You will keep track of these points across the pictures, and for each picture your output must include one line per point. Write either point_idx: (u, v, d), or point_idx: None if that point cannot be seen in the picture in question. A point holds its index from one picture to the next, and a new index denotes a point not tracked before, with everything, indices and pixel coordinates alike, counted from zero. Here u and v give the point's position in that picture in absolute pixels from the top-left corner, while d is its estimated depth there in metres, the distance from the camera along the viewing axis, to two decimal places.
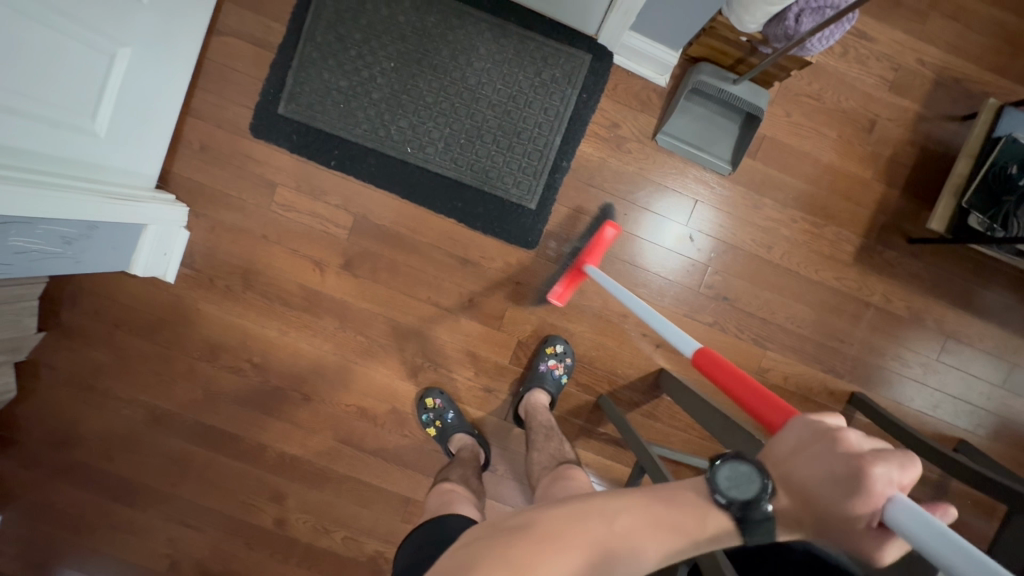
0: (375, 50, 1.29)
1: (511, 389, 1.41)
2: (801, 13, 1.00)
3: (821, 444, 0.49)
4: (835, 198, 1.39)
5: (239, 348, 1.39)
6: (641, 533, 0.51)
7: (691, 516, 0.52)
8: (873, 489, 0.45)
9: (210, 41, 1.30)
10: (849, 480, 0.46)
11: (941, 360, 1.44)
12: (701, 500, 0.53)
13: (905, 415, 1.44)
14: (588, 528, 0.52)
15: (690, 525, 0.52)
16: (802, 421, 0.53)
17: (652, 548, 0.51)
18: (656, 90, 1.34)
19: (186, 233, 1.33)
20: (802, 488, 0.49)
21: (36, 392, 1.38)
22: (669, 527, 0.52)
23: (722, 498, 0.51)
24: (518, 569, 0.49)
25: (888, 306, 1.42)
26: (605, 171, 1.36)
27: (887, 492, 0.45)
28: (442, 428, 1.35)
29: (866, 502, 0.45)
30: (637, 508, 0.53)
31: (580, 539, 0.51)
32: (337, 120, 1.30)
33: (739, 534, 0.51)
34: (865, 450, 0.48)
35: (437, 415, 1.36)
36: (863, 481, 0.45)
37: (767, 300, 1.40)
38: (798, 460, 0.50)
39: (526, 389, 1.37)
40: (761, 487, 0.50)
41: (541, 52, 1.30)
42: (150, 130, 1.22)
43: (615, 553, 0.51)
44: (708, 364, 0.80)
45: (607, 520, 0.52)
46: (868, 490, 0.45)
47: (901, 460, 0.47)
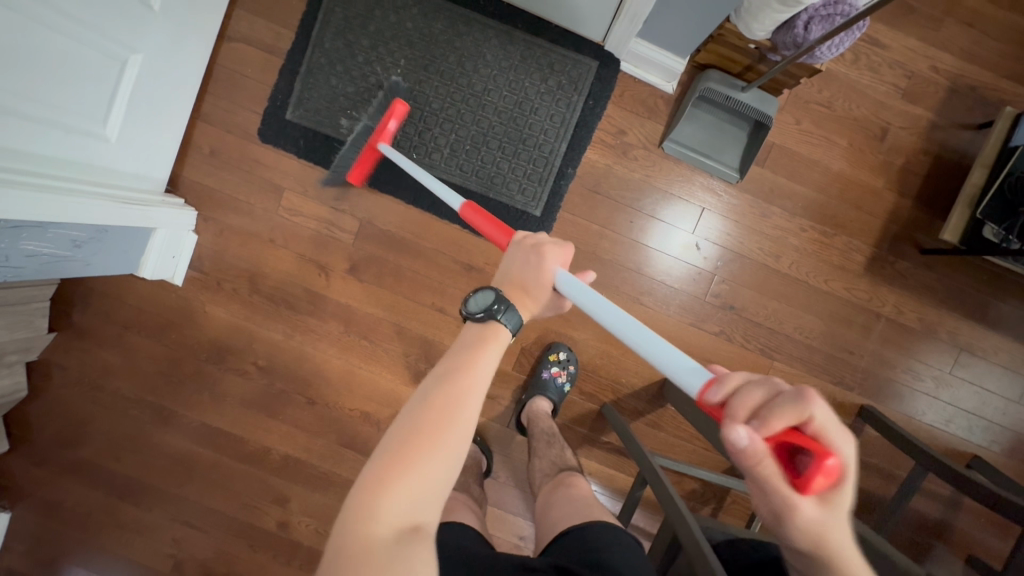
0: (382, 56, 1.30)
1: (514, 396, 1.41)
2: (810, 20, 0.99)
3: (519, 252, 0.73)
4: (846, 207, 1.36)
5: (245, 351, 1.40)
6: (469, 382, 0.59)
7: (489, 347, 0.64)
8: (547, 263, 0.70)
9: (221, 47, 1.32)
10: (535, 262, 0.71)
11: (954, 374, 1.41)
12: (476, 328, 0.66)
13: (917, 429, 1.41)
14: (435, 411, 0.56)
15: (478, 342, 0.64)
16: (512, 245, 0.75)
17: (479, 392, 0.59)
18: (663, 96, 1.33)
19: (194, 236, 1.35)
20: (523, 287, 0.69)
21: (47, 392, 1.40)
22: (483, 366, 0.61)
23: (476, 316, 0.65)
24: (397, 472, 0.52)
25: (900, 318, 1.39)
26: (611, 178, 1.35)
27: (558, 267, 0.71)
28: None
29: (545, 272, 0.70)
30: (455, 369, 0.60)
31: (435, 426, 0.55)
32: (344, 126, 1.31)
33: (503, 330, 0.65)
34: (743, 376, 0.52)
35: None
36: (539, 259, 0.71)
37: (775, 309, 1.38)
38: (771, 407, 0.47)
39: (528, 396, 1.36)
40: (496, 299, 0.66)
41: (547, 58, 1.30)
42: (160, 135, 1.24)
43: (451, 400, 0.57)
44: (471, 214, 0.94)
45: (444, 395, 0.57)
46: (544, 262, 0.70)
47: (558, 246, 0.71)
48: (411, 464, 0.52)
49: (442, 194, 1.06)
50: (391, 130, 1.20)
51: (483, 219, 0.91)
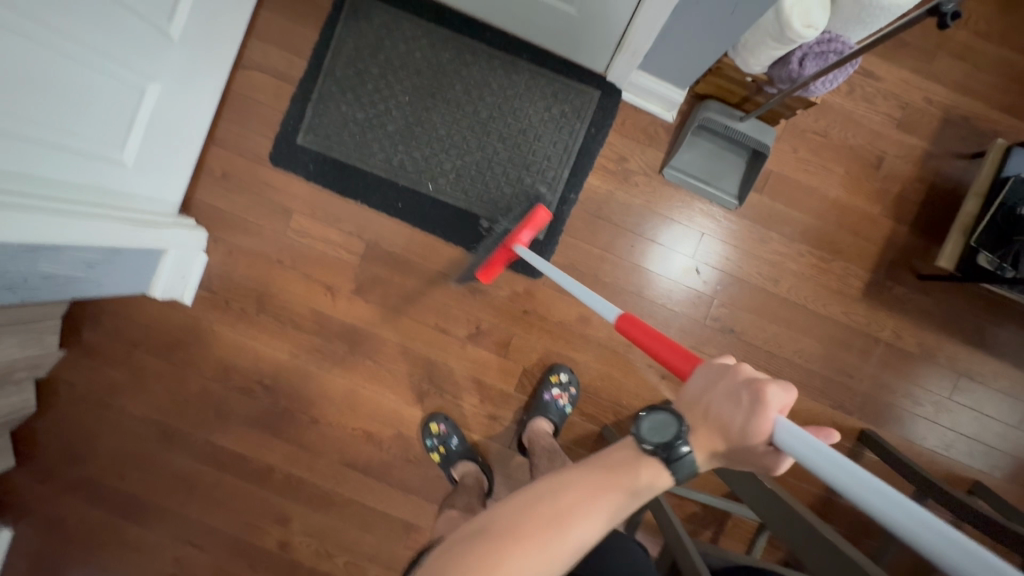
0: (391, 84, 1.34)
1: (515, 417, 1.42)
2: (805, 57, 1.02)
3: (707, 373, 0.56)
4: (843, 233, 1.39)
5: (250, 369, 1.42)
6: (592, 512, 0.51)
7: (628, 479, 0.53)
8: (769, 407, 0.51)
9: (236, 74, 1.36)
10: (751, 407, 0.51)
11: (953, 399, 1.42)
12: (636, 449, 0.55)
13: (917, 454, 1.42)
14: (550, 523, 0.50)
15: (625, 476, 0.54)
16: (707, 367, 0.57)
17: (602, 521, 0.52)
18: (663, 125, 1.37)
19: (204, 256, 1.38)
20: (716, 424, 0.53)
21: (54, 408, 1.42)
22: (620, 494, 0.53)
23: (648, 446, 0.53)
24: (476, 572, 0.48)
25: (898, 343, 1.41)
26: (612, 204, 1.38)
27: (776, 413, 0.51)
28: (446, 454, 1.36)
29: (761, 423, 0.51)
30: (594, 489, 0.52)
31: (539, 542, 0.50)
32: (353, 151, 1.35)
33: (671, 476, 0.53)
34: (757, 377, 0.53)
35: (441, 441, 1.37)
36: (762, 410, 0.51)
37: (774, 333, 1.40)
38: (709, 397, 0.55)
39: (529, 417, 1.38)
40: (677, 431, 0.53)
41: (551, 87, 1.34)
42: (174, 159, 1.28)
43: (566, 523, 0.50)
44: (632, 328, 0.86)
45: (565, 511, 0.51)
46: (763, 411, 0.51)
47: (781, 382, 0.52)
48: (490, 567, 0.48)
49: (581, 298, 1.00)
50: (528, 236, 1.25)
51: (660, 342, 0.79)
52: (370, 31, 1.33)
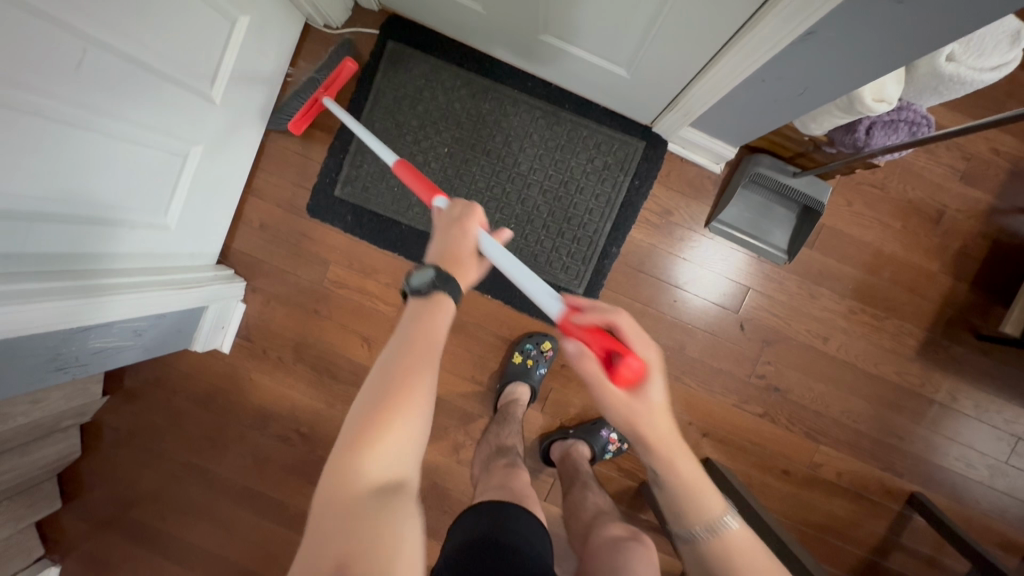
0: (430, 135, 1.31)
1: (559, 427, 1.38)
2: (873, 125, 0.97)
3: (441, 233, 0.80)
4: (898, 289, 1.33)
5: (288, 418, 1.42)
6: (423, 358, 0.61)
7: (438, 316, 0.67)
8: (474, 222, 0.81)
9: (273, 124, 1.35)
10: (454, 224, 0.80)
11: (1011, 463, 1.35)
12: (423, 305, 0.67)
13: (969, 519, 1.36)
14: (400, 386, 0.58)
15: (429, 312, 0.67)
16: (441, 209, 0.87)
17: (434, 355, 0.62)
18: (710, 176, 1.32)
19: (242, 306, 1.38)
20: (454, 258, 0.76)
21: (98, 451, 1.45)
22: (438, 336, 0.65)
23: (421, 293, 0.68)
24: (359, 446, 0.55)
25: (952, 404, 1.35)
26: (654, 257, 1.34)
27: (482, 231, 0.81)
28: (528, 367, 1.33)
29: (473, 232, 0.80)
30: (411, 346, 0.62)
31: (396, 400, 0.57)
32: (391, 203, 1.33)
33: (446, 299, 0.69)
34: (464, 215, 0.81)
35: (532, 356, 1.34)
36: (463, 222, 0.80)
37: (821, 392, 1.35)
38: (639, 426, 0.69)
39: (574, 435, 1.33)
40: (436, 278, 0.69)
41: (594, 138, 1.30)
42: (215, 215, 1.28)
43: (404, 373, 0.60)
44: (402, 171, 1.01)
45: (399, 371, 0.60)
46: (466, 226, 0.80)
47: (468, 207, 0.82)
48: (371, 429, 0.55)
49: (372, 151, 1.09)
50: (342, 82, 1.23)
51: (412, 176, 0.98)
52: (410, 81, 1.31)
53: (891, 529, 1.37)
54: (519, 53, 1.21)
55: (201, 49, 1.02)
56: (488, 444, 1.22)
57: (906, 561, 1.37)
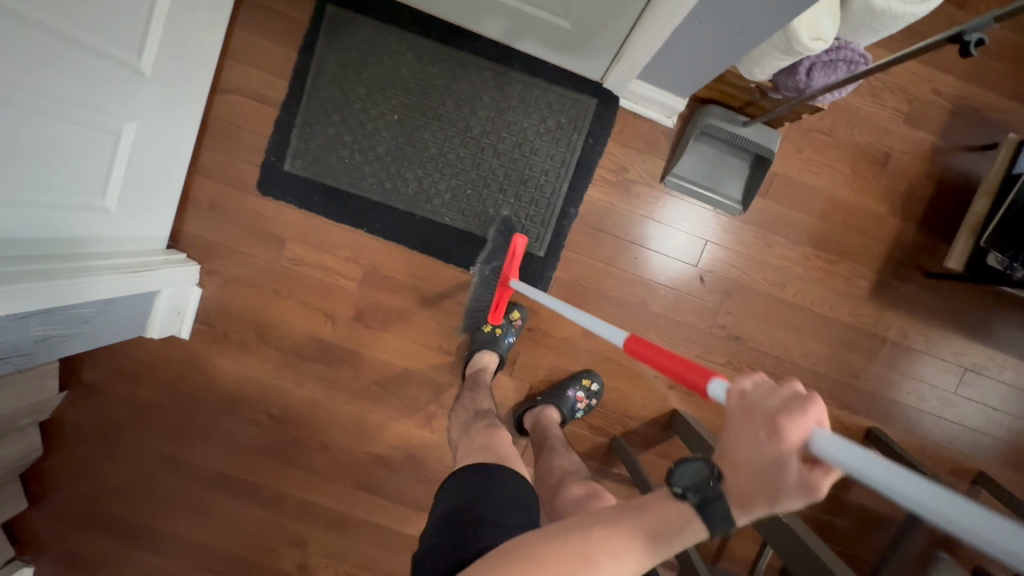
0: (378, 102, 1.28)
1: (528, 394, 1.40)
2: (813, 67, 0.98)
3: (740, 425, 0.53)
4: (849, 233, 1.37)
5: (256, 400, 1.41)
6: (618, 558, 0.57)
7: (670, 526, 0.58)
8: (792, 443, 0.49)
9: (215, 99, 1.30)
10: (769, 438, 0.50)
11: (959, 393, 1.42)
12: (665, 501, 0.59)
13: (922, 449, 1.43)
14: (579, 556, 0.58)
15: (660, 521, 0.58)
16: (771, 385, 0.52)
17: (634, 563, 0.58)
18: (663, 131, 1.33)
19: (198, 290, 1.35)
20: (753, 471, 0.51)
21: (62, 448, 1.41)
22: (661, 547, 0.58)
23: (679, 491, 0.57)
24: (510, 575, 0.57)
25: (904, 341, 1.40)
26: (614, 215, 1.35)
27: (815, 424, 0.49)
28: (498, 335, 1.33)
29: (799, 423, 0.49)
30: (610, 539, 0.58)
31: (567, 569, 0.57)
32: (343, 176, 1.30)
33: (705, 526, 0.56)
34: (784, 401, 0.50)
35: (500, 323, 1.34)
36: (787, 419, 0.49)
37: (781, 338, 1.40)
38: (735, 447, 0.53)
39: (542, 400, 1.35)
40: (709, 475, 0.55)
41: (545, 97, 1.29)
42: (160, 196, 1.23)
43: (587, 555, 0.58)
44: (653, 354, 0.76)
45: (588, 547, 0.58)
46: (783, 435, 0.49)
47: (796, 404, 0.49)
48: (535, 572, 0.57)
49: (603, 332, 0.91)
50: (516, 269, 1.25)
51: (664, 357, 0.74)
52: (354, 47, 1.27)
53: None
54: (464, 11, 1.18)
55: (126, 18, 0.97)
56: (463, 412, 1.20)
57: (865, 493, 1.44)
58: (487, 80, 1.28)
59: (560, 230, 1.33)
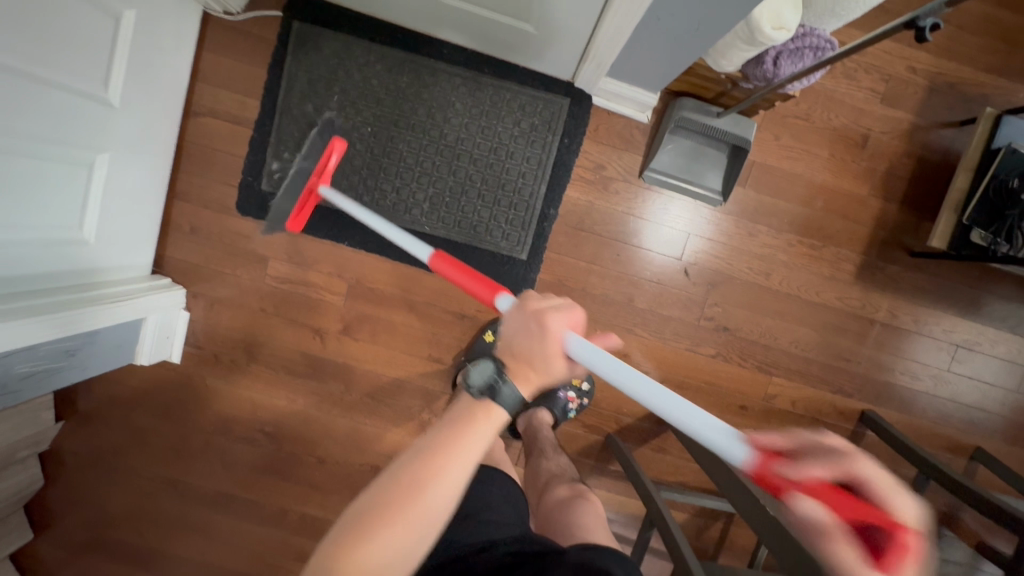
0: (350, 115, 1.28)
1: None
2: (780, 55, 0.97)
3: (521, 320, 0.64)
4: (832, 217, 1.36)
5: (251, 419, 1.42)
6: (446, 470, 0.57)
7: (481, 421, 0.61)
8: (552, 331, 0.62)
9: (189, 123, 1.30)
10: (538, 331, 0.62)
11: (952, 370, 1.42)
12: (468, 400, 0.63)
13: (918, 428, 1.43)
14: (412, 502, 0.55)
15: (473, 417, 0.61)
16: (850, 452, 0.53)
17: (459, 472, 0.58)
18: (638, 126, 1.32)
19: (186, 314, 1.36)
20: (515, 353, 0.63)
21: (63, 477, 1.43)
22: (476, 446, 0.60)
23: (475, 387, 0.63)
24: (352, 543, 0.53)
25: (894, 321, 1.40)
26: (594, 214, 1.34)
27: (565, 329, 0.63)
28: (491, 343, 1.34)
29: (561, 323, 0.63)
30: (433, 454, 0.58)
31: (401, 507, 0.55)
32: (321, 191, 1.30)
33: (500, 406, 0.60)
34: (546, 308, 0.63)
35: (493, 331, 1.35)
36: (545, 327, 0.62)
37: (769, 326, 1.39)
38: (517, 333, 0.64)
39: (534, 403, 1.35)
40: (497, 373, 0.61)
41: (517, 100, 1.28)
42: (139, 223, 1.24)
43: (419, 479, 0.56)
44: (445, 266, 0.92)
45: (417, 479, 0.56)
46: (549, 333, 0.61)
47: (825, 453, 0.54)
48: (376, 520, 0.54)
49: (408, 248, 1.02)
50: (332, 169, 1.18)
51: (456, 270, 0.90)
52: (322, 62, 1.26)
53: None
54: (430, 20, 1.18)
55: (90, 52, 0.98)
56: None
57: None
58: (457, 86, 1.28)
59: (541, 232, 1.32)
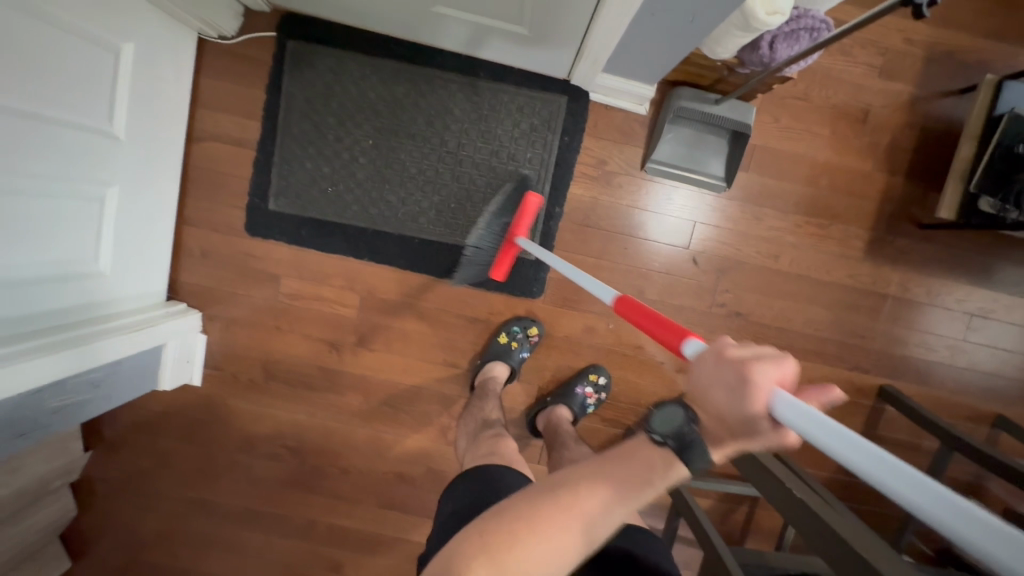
0: (351, 129, 1.29)
1: (538, 397, 1.41)
2: (775, 40, 0.97)
3: (706, 369, 0.56)
4: (837, 195, 1.36)
5: (274, 435, 1.44)
6: (611, 501, 0.58)
7: (658, 472, 0.60)
8: (758, 387, 0.52)
9: (192, 148, 1.31)
10: (737, 387, 0.53)
11: (968, 339, 1.41)
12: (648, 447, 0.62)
13: (937, 399, 1.43)
14: (575, 505, 0.58)
15: (648, 463, 0.61)
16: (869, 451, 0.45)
17: (621, 511, 0.58)
18: (637, 119, 1.32)
19: (203, 337, 1.37)
20: (704, 403, 0.57)
21: (95, 505, 1.45)
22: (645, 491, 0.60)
23: (657, 437, 0.61)
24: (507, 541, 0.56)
25: (906, 295, 1.40)
26: (599, 209, 1.35)
27: (770, 387, 0.52)
28: (505, 345, 1.34)
29: (756, 389, 0.52)
30: (604, 483, 0.59)
31: (561, 523, 0.57)
32: (327, 207, 1.31)
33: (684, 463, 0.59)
34: (748, 356, 0.54)
35: (507, 333, 1.35)
36: (749, 385, 0.52)
37: (781, 308, 1.40)
38: (711, 390, 0.56)
39: (552, 401, 1.36)
40: (684, 421, 0.59)
41: (515, 102, 1.29)
42: (152, 251, 1.26)
43: (586, 505, 0.58)
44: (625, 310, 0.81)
45: (581, 503, 0.58)
46: (751, 388, 0.52)
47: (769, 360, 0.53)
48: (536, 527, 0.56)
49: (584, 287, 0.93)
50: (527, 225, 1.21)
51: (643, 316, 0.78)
52: (319, 79, 1.27)
53: (867, 424, 1.43)
54: (425, 29, 1.18)
55: (94, 88, 0.99)
56: (472, 421, 1.23)
57: (884, 450, 1.44)
58: (454, 92, 1.28)
59: (548, 231, 1.33)
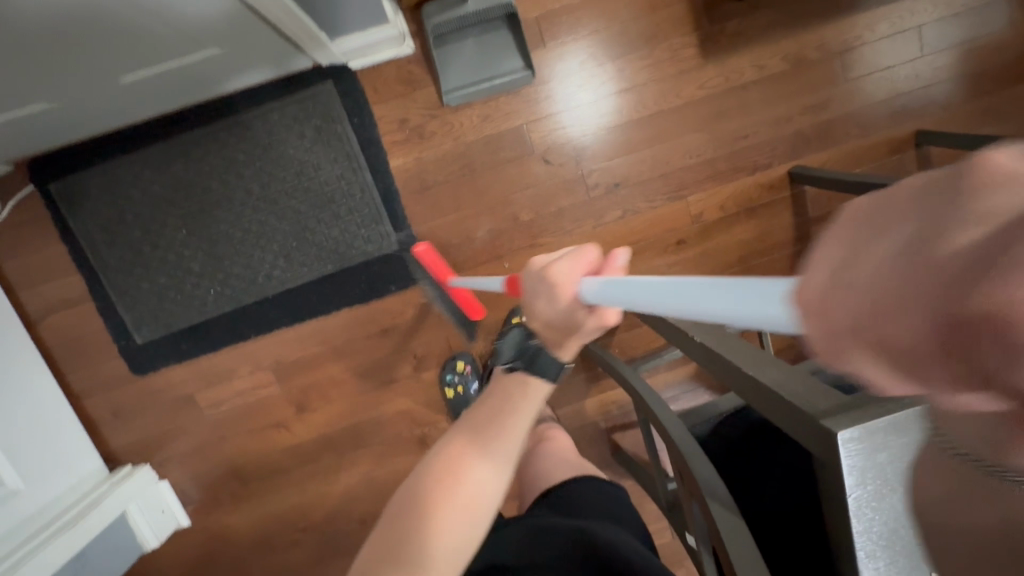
0: (161, 231, 1.24)
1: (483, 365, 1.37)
2: None
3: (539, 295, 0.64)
4: (641, 19, 1.25)
5: (281, 528, 1.43)
6: (488, 455, 0.61)
7: (511, 407, 0.64)
8: (563, 280, 0.57)
9: (38, 331, 1.29)
10: (549, 293, 0.59)
11: (849, 79, 1.31)
12: (504, 379, 0.67)
13: (851, 152, 1.34)
14: (451, 489, 0.59)
15: (506, 409, 0.64)
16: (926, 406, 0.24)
17: (501, 460, 0.61)
18: (410, 61, 1.22)
19: (165, 482, 1.38)
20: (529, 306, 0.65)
21: None
22: (513, 436, 0.63)
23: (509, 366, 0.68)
24: (407, 520, 0.58)
25: (765, 72, 1.29)
26: (429, 167, 1.27)
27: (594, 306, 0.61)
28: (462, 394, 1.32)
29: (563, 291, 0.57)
30: (475, 435, 0.62)
31: (445, 494, 0.59)
32: (188, 310, 1.28)
33: (541, 377, 0.64)
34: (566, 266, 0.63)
35: (460, 380, 1.32)
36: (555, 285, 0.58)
37: (654, 154, 1.31)
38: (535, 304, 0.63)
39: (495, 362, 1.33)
40: (528, 344, 0.66)
41: (287, 114, 1.21)
42: (61, 440, 1.25)
43: (467, 454, 0.61)
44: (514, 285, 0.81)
45: (460, 458, 0.61)
46: (557, 288, 0.58)
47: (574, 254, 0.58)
48: (432, 505, 0.58)
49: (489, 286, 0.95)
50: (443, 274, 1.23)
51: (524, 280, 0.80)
52: (100, 203, 1.22)
53: (796, 213, 1.36)
54: (147, 101, 1.08)
55: None
56: None
57: None
58: (228, 140, 1.21)
59: (395, 215, 1.27)
